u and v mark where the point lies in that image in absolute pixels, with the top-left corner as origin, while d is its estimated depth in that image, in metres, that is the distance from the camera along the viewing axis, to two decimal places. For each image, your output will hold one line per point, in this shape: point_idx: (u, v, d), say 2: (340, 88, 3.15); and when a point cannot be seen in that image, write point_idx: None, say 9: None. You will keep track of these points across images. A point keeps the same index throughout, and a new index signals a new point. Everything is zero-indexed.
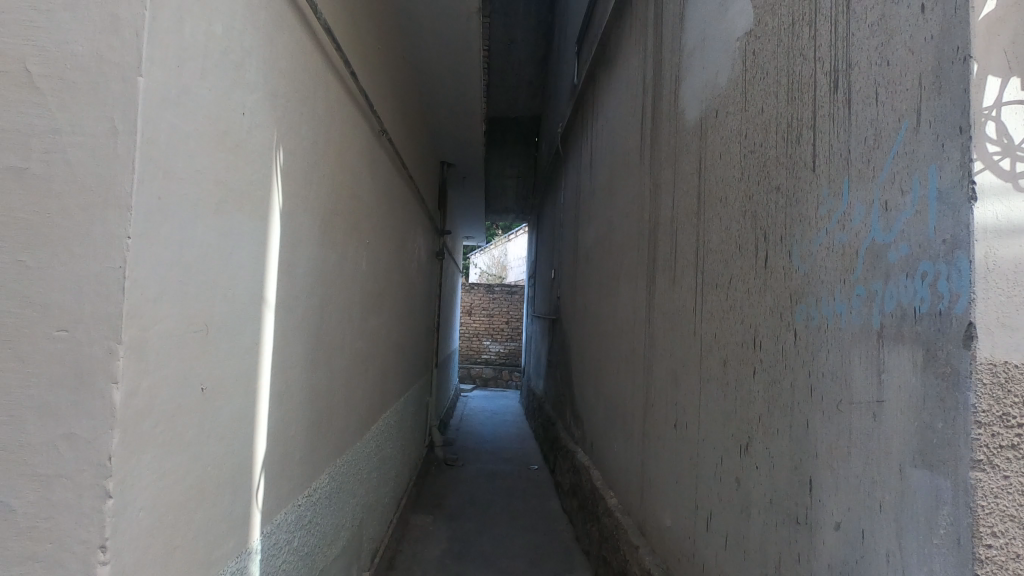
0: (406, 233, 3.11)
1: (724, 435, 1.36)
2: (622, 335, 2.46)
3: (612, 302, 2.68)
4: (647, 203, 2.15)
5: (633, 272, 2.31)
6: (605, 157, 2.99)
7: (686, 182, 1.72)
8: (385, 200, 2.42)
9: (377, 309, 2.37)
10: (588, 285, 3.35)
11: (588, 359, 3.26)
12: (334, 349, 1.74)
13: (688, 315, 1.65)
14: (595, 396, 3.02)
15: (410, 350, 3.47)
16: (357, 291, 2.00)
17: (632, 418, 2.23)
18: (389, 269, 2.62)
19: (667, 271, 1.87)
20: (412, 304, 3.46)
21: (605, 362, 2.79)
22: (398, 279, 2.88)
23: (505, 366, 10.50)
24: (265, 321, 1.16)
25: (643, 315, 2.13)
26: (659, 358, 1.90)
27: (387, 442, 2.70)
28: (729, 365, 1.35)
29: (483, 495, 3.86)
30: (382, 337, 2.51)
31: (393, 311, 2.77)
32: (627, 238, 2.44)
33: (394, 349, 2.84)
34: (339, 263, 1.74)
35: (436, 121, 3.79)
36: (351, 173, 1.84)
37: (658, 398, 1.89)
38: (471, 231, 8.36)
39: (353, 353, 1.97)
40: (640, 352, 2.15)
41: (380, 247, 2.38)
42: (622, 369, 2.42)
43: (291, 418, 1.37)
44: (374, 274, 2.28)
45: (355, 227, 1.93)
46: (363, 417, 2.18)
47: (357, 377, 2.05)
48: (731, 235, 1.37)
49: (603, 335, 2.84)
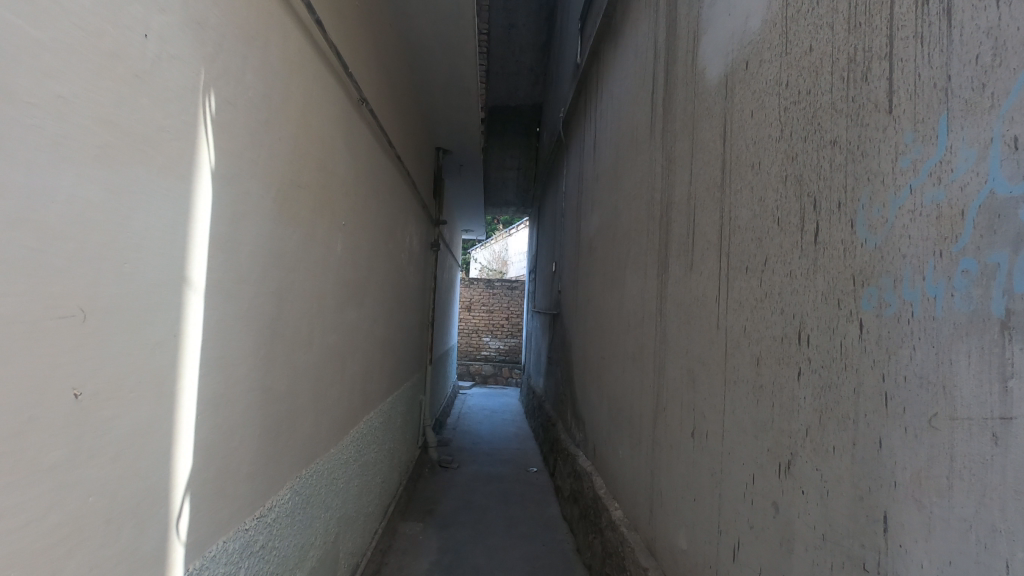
0: (395, 220, 2.88)
1: (755, 450, 1.13)
2: (628, 331, 2.23)
3: (617, 295, 2.45)
4: (658, 182, 1.91)
5: (641, 260, 2.08)
6: (610, 138, 2.75)
7: (706, 152, 1.48)
8: (366, 181, 2.19)
9: (357, 300, 2.14)
10: (591, 278, 3.11)
11: (591, 358, 3.03)
12: (298, 344, 1.51)
13: (708, 307, 1.41)
14: (597, 398, 2.79)
15: (400, 346, 3.24)
16: (330, 279, 1.77)
17: (639, 424, 1.99)
18: (373, 257, 2.39)
19: (682, 256, 1.64)
20: (401, 297, 3.23)
21: (609, 362, 2.55)
22: (384, 270, 2.65)
23: (505, 364, 10.27)
24: (188, 306, 0.93)
25: (653, 309, 1.90)
26: (672, 357, 1.67)
27: (370, 446, 2.47)
28: (764, 365, 1.12)
29: (478, 501, 3.63)
30: (363, 332, 2.28)
31: (378, 303, 2.54)
32: (635, 223, 2.20)
33: (380, 346, 2.61)
34: (304, 246, 1.51)
35: (429, 102, 3.55)
36: (321, 143, 1.60)
37: (671, 404, 1.65)
38: (470, 224, 8.12)
39: (325, 350, 1.74)
40: (649, 351, 1.91)
41: (360, 233, 2.14)
42: (629, 369, 2.18)
43: (235, 426, 1.14)
44: (353, 262, 2.05)
45: (327, 207, 1.70)
46: (340, 421, 1.95)
47: (331, 376, 1.82)
48: (765, 209, 1.14)
49: (608, 331, 2.61)
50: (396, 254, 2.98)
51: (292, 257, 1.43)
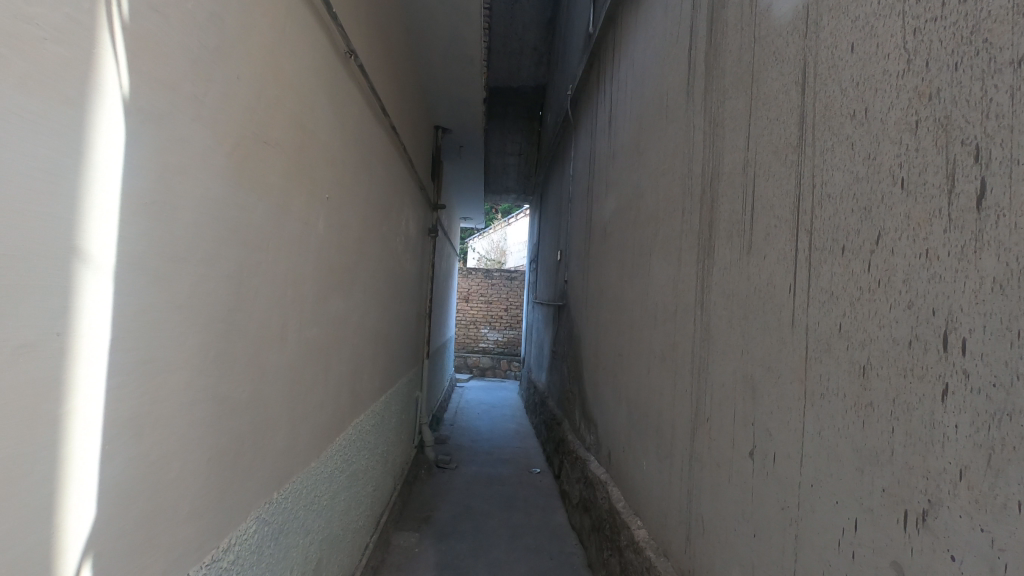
0: (390, 200, 2.59)
1: (860, 488, 0.86)
2: (654, 327, 1.95)
3: (639, 285, 2.17)
4: (699, 152, 1.63)
5: (673, 245, 1.80)
6: (631, 110, 2.46)
7: (773, 107, 1.20)
8: (356, 150, 1.89)
9: (344, 288, 1.85)
10: (605, 267, 2.83)
11: (605, 355, 2.76)
12: (267, 341, 1.22)
13: (776, 300, 1.14)
14: (613, 400, 2.53)
15: (394, 340, 2.95)
16: (311, 262, 1.49)
17: (671, 434, 1.73)
18: (363, 240, 2.10)
19: (734, 238, 1.36)
20: (396, 285, 2.94)
21: (628, 361, 2.29)
22: (377, 255, 2.37)
23: (503, 356, 10.02)
24: (82, 287, 0.64)
25: (690, 301, 1.62)
26: (719, 361, 1.40)
27: (360, 452, 2.20)
28: (875, 376, 0.84)
29: (478, 506, 3.38)
30: (352, 327, 2.00)
31: (369, 293, 2.25)
32: (664, 203, 1.92)
33: (371, 340, 2.34)
34: (274, 218, 1.22)
35: (427, 72, 3.25)
36: (298, 93, 1.31)
37: (719, 415, 1.38)
38: (469, 211, 7.80)
39: (302, 347, 1.46)
40: (685, 352, 1.64)
41: (348, 211, 1.85)
42: (656, 371, 1.91)
43: (171, 452, 0.86)
44: (339, 243, 1.77)
45: (305, 173, 1.41)
46: (323, 429, 1.67)
47: (311, 378, 1.54)
48: (878, 168, 0.86)
49: (627, 326, 2.34)
50: (391, 239, 2.69)
51: (257, 231, 1.14)
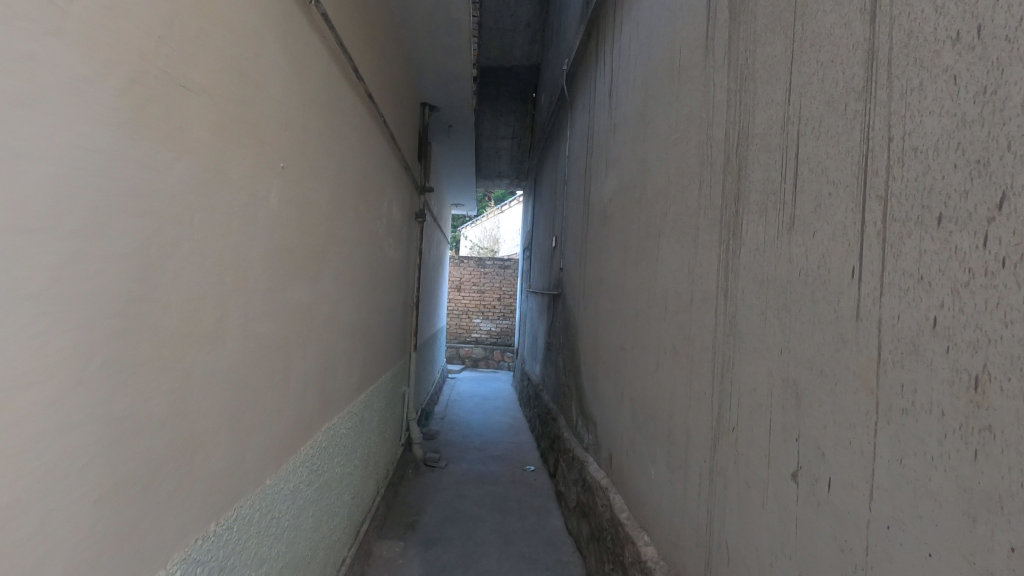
0: (367, 178, 2.34)
1: (970, 540, 0.64)
2: (664, 318, 1.72)
3: (646, 272, 1.94)
4: (722, 114, 1.39)
5: (688, 224, 1.57)
6: (637, 77, 2.21)
7: (826, 45, 0.96)
8: (321, 115, 1.64)
9: (309, 274, 1.61)
10: (606, 251, 2.59)
11: (605, 348, 2.53)
12: (198, 339, 0.98)
13: (833, 286, 0.90)
14: (614, 399, 2.31)
15: (375, 332, 2.71)
16: (260, 242, 1.24)
17: (685, 442, 1.50)
18: (333, 220, 1.85)
19: (769, 213, 1.13)
20: (377, 272, 2.70)
21: (632, 357, 2.06)
22: (352, 238, 2.12)
23: (496, 346, 9.81)
24: None
25: (710, 289, 1.40)
26: (749, 360, 1.17)
27: (333, 459, 1.97)
28: (995, 389, 0.62)
29: (467, 509, 3.16)
30: (320, 320, 1.75)
31: (342, 282, 2.01)
32: (677, 177, 1.68)
33: (346, 333, 2.10)
34: (204, 185, 0.98)
35: (411, 40, 2.98)
36: (236, 31, 1.06)
37: (750, 427, 1.16)
38: (460, 197, 7.53)
39: (251, 344, 1.22)
40: (705, 348, 1.41)
41: (312, 185, 1.60)
42: (666, 369, 1.68)
43: (27, 497, 0.62)
44: (301, 222, 1.52)
45: (251, 133, 1.16)
46: (282, 440, 1.44)
47: (264, 382, 1.30)
48: (1002, 104, 0.63)
49: (630, 317, 2.11)
50: (369, 222, 2.44)
51: (179, 199, 0.90)
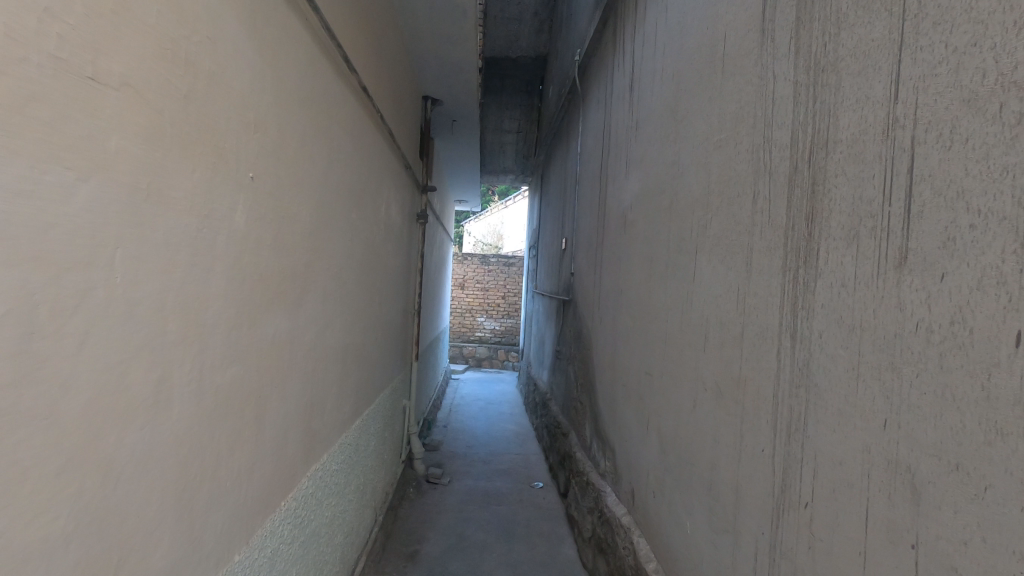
0: (361, 182, 2.10)
1: None
2: (704, 349, 1.48)
3: (679, 292, 1.70)
4: (787, 112, 1.14)
5: (737, 243, 1.32)
6: (665, 68, 1.96)
7: (964, 26, 0.72)
8: (302, 113, 1.40)
9: (288, 300, 1.37)
10: (626, 261, 2.35)
11: (625, 370, 2.29)
12: (128, 413, 0.75)
13: (979, 354, 0.67)
14: (637, 429, 2.07)
15: (372, 349, 2.48)
16: (223, 275, 1.01)
17: (736, 504, 1.26)
18: (319, 233, 1.61)
19: (862, 244, 0.89)
20: (373, 284, 2.46)
21: (661, 386, 1.82)
22: (342, 251, 1.88)
23: (501, 346, 9.60)
24: None
25: (769, 327, 1.16)
26: (833, 425, 0.94)
27: (322, 502, 1.74)
28: None
29: (472, 536, 2.94)
30: (304, 350, 1.52)
31: (331, 303, 1.77)
32: (721, 186, 1.44)
33: (336, 358, 1.86)
34: (137, 212, 0.75)
35: (410, 28, 2.72)
36: (180, 9, 0.82)
37: (835, 511, 0.92)
38: (464, 193, 7.28)
39: (209, 400, 0.99)
40: (763, 395, 1.17)
41: (292, 196, 1.36)
42: (708, 411, 1.44)
43: None
44: (277, 241, 1.28)
45: (205, 138, 0.92)
46: (255, 503, 1.20)
47: (229, 442, 1.07)
48: None
49: (658, 340, 1.87)
50: (364, 231, 2.20)
51: (93, 236, 0.67)
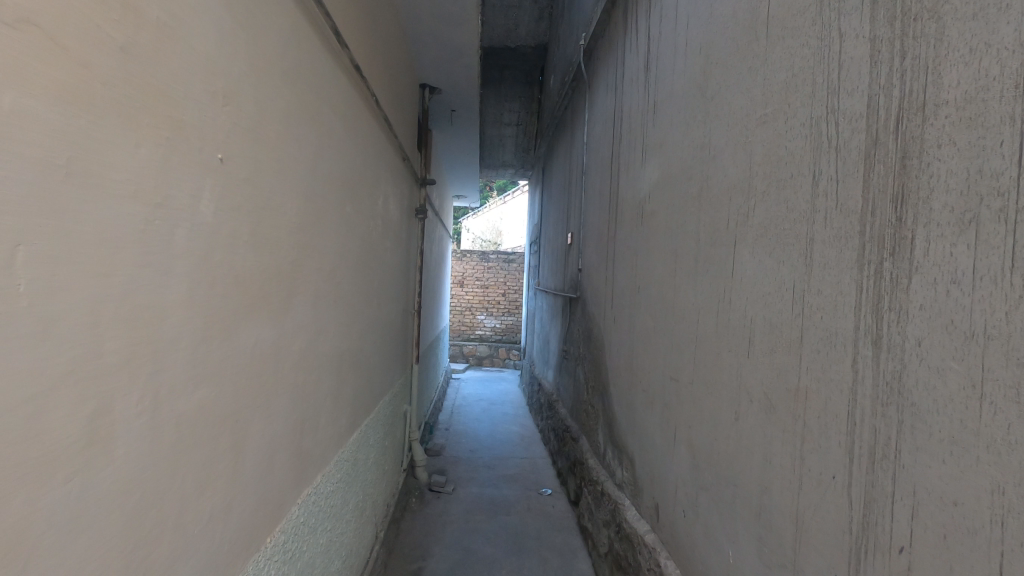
0: (356, 172, 1.91)
1: None
2: (749, 354, 1.30)
3: (715, 289, 1.51)
4: (861, 76, 0.96)
5: (795, 232, 1.14)
6: (690, 41, 1.77)
7: None
8: (285, 87, 1.21)
9: (271, 305, 1.18)
10: (645, 256, 2.16)
11: (645, 375, 2.10)
12: (42, 467, 0.56)
13: None
14: (662, 440, 1.89)
15: (370, 354, 2.30)
16: (186, 278, 0.83)
17: (798, 538, 1.08)
18: (309, 228, 1.43)
19: (985, 231, 0.71)
20: (371, 283, 2.28)
21: (692, 394, 1.64)
22: (336, 249, 1.70)
23: (501, 344, 9.43)
24: None
25: (839, 331, 0.99)
26: (942, 454, 0.76)
27: (317, 529, 1.56)
28: None
29: (479, 550, 2.76)
30: (293, 361, 1.33)
31: (323, 306, 1.58)
32: (769, 169, 1.26)
33: (331, 367, 1.68)
34: (50, 197, 0.56)
35: (407, 7, 2.53)
36: None
37: (949, 563, 0.74)
38: (463, 188, 7.09)
39: (169, 434, 0.80)
40: (836, 412, 0.98)
41: (274, 185, 1.17)
42: (755, 425, 1.27)
43: None
44: (258, 237, 1.10)
45: (155, 106, 0.73)
46: (234, 547, 1.02)
47: (197, 482, 0.88)
48: None
49: (688, 343, 1.69)
50: (359, 226, 2.01)
51: None
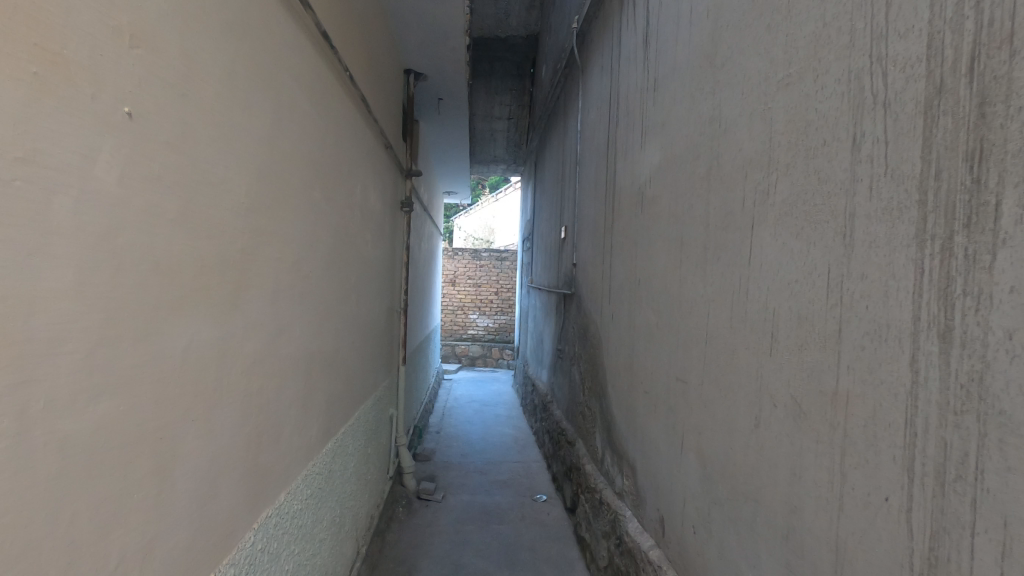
0: (328, 154, 1.73)
1: None
2: (772, 351, 1.13)
3: (728, 278, 1.34)
4: (920, 11, 0.79)
5: (830, 207, 0.97)
6: (696, 5, 1.61)
7: None
8: (228, 42, 1.02)
9: (213, 299, 1.00)
10: (647, 246, 1.99)
11: (648, 376, 1.93)
12: None
13: None
14: (667, 447, 1.72)
15: (349, 355, 2.11)
16: (73, 261, 0.65)
17: (838, 569, 0.92)
18: (266, 212, 1.24)
19: None
20: (349, 278, 2.09)
21: (703, 396, 1.47)
22: (303, 238, 1.51)
23: (495, 344, 9.25)
24: None
25: (893, 323, 0.82)
26: None
27: (281, 555, 1.38)
28: None
29: (470, 564, 2.58)
30: (245, 365, 1.15)
31: (287, 302, 1.40)
32: (794, 138, 1.09)
33: (298, 370, 1.50)
34: None
35: None
36: None
37: None
38: (454, 184, 6.90)
39: (48, 461, 0.62)
40: (890, 419, 0.82)
41: (216, 156, 0.99)
42: (780, 434, 1.10)
43: None
44: (193, 217, 0.92)
45: (11, 28, 0.56)
46: None
47: (96, 518, 0.71)
48: None
49: (697, 340, 1.52)
50: (333, 215, 1.83)
51: None
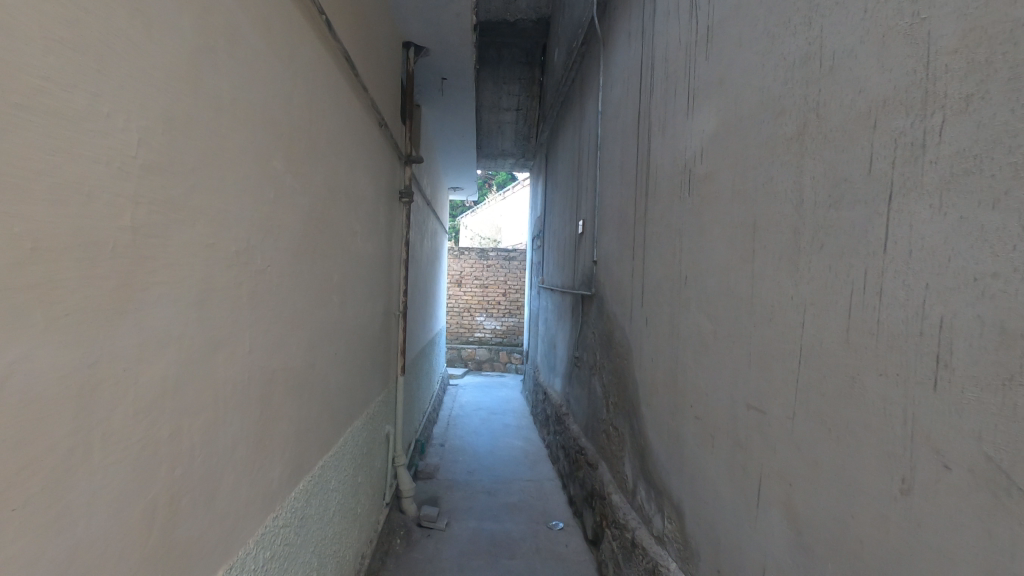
0: (297, 116, 1.36)
1: None
2: (942, 382, 0.75)
3: (844, 272, 0.96)
4: None
5: None
6: None
7: None
8: None
9: (68, 301, 0.62)
10: (697, 237, 1.61)
11: (701, 399, 1.54)
12: None
13: None
14: (733, 493, 1.34)
15: (331, 370, 1.74)
16: None
17: None
18: (186, 176, 0.87)
19: None
20: (330, 276, 1.72)
21: (797, 433, 1.08)
22: (257, 219, 1.14)
23: (502, 347, 8.88)
24: None
25: None
26: None
27: None
28: None
29: None
30: (146, 400, 0.77)
31: (227, 305, 1.02)
32: (987, 54, 0.70)
33: (248, 397, 1.12)
34: None
35: None
36: None
37: None
38: (460, 179, 6.53)
39: None
40: None
41: (70, 71, 0.62)
42: (962, 512, 0.71)
43: None
44: (10, 163, 0.55)
45: None
46: None
47: None
48: None
49: (785, 357, 1.14)
50: (306, 196, 1.45)
51: None
